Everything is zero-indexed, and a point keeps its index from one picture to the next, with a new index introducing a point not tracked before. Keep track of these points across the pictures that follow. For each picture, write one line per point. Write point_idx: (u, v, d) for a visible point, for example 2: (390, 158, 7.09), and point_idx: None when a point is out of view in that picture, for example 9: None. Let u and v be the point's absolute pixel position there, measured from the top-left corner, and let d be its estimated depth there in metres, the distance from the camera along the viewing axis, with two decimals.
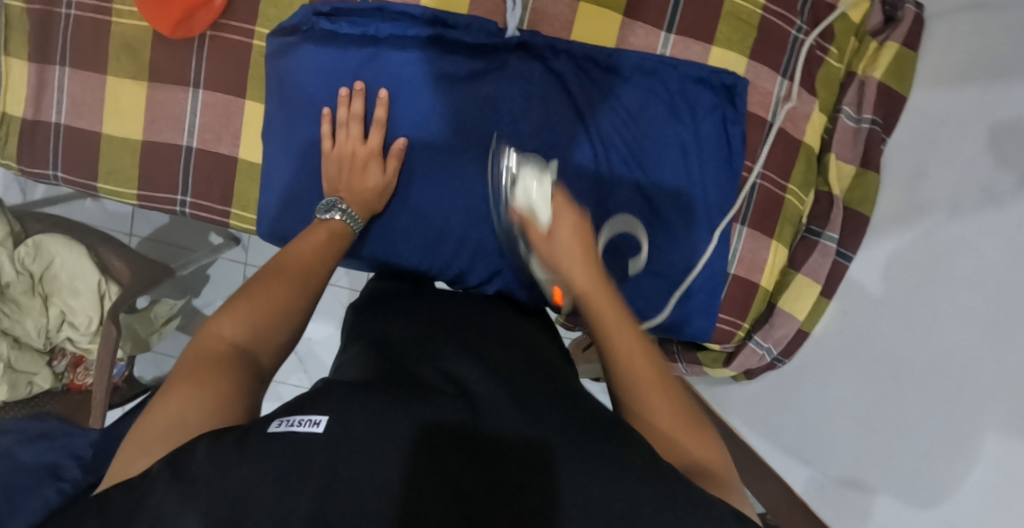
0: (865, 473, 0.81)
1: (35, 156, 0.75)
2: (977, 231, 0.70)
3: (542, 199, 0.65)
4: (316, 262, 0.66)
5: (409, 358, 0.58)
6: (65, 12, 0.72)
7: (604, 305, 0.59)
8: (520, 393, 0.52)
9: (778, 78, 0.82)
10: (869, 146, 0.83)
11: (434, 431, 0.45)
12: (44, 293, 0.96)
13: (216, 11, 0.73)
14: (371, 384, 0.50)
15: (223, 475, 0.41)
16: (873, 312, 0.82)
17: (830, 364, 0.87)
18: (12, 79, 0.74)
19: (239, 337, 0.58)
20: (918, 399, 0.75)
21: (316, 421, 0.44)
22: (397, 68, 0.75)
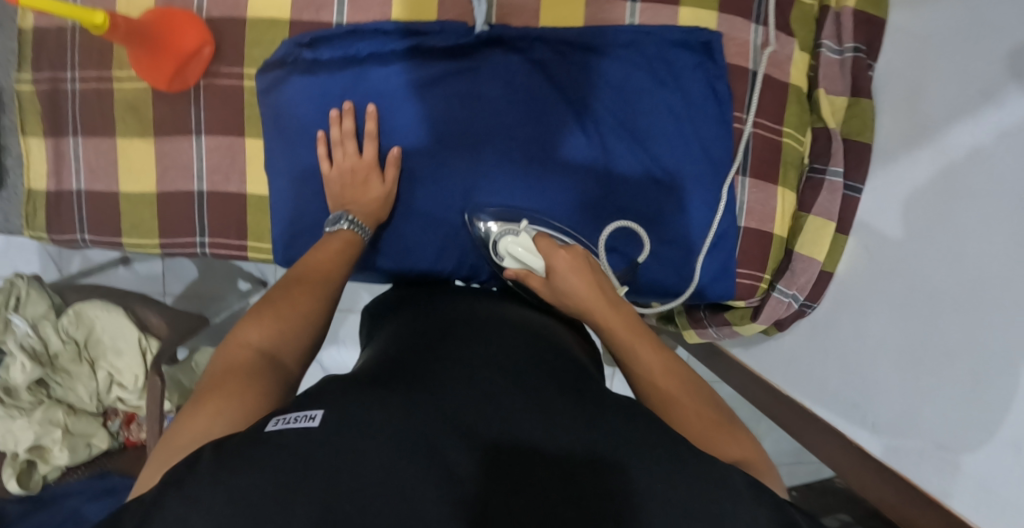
0: (904, 408, 0.77)
1: (62, 223, 0.80)
2: (985, 133, 0.68)
3: (530, 252, 0.72)
4: (334, 269, 0.70)
5: (406, 352, 0.62)
6: (71, 86, 0.77)
7: (621, 334, 0.65)
8: (508, 381, 0.55)
9: (752, 26, 0.82)
10: (857, 75, 0.83)
11: (424, 420, 0.49)
12: (91, 358, 1.01)
13: (206, 59, 0.76)
14: (366, 383, 0.54)
15: (223, 474, 0.44)
16: (898, 239, 0.79)
17: (865, 302, 0.84)
18: (32, 156, 0.79)
19: (265, 343, 0.60)
20: (956, 318, 0.71)
21: (312, 416, 0.48)
22: (380, 83, 0.77)
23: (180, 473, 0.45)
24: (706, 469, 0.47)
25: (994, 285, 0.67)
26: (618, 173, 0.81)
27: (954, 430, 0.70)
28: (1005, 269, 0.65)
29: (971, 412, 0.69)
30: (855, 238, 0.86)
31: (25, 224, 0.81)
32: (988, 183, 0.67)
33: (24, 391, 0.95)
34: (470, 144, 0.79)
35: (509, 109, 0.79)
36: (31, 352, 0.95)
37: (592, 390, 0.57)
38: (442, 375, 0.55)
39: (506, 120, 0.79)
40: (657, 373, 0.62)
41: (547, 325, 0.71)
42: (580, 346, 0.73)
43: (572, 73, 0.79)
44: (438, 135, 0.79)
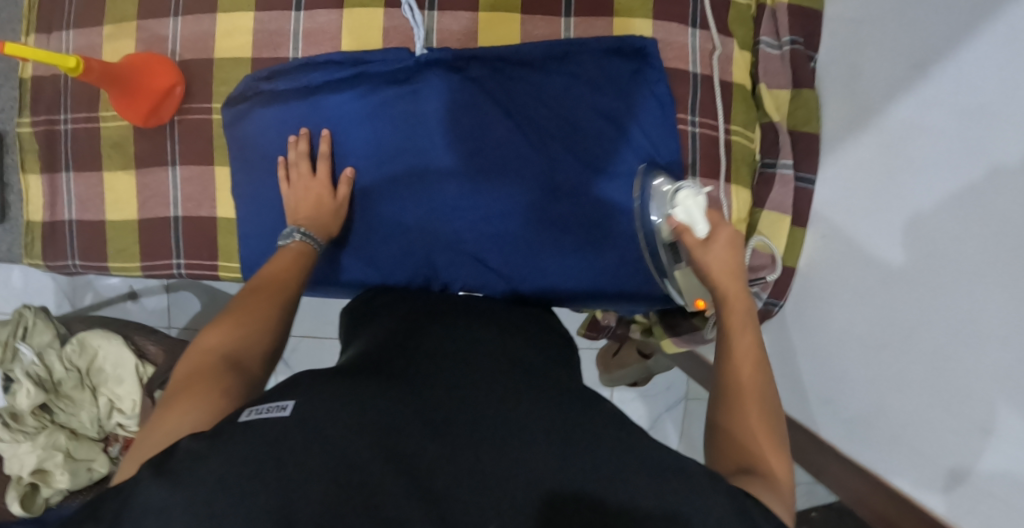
0: (872, 394, 0.74)
1: (57, 251, 0.88)
2: (924, 106, 0.66)
3: (699, 213, 0.68)
4: (289, 279, 0.71)
5: (381, 348, 0.59)
6: (64, 127, 0.86)
7: (736, 315, 0.63)
8: (479, 380, 0.52)
9: (688, 30, 0.84)
10: (797, 66, 0.85)
11: (399, 414, 0.45)
12: (93, 386, 1.08)
13: (178, 97, 0.84)
14: (339, 376, 0.51)
15: (196, 465, 0.40)
16: (848, 217, 0.78)
17: (824, 288, 0.82)
18: (30, 192, 0.88)
19: (227, 347, 0.61)
20: (911, 298, 0.68)
21: (283, 406, 0.45)
22: (333, 108, 0.83)
23: (157, 461, 0.41)
24: (668, 466, 0.45)
25: (946, 262, 0.63)
26: (562, 179, 0.81)
27: (920, 416, 0.67)
28: (957, 239, 0.62)
29: (947, 403, 0.64)
30: (812, 229, 0.85)
31: (25, 253, 0.89)
32: (925, 156, 0.65)
33: (30, 416, 1.03)
34: (418, 159, 0.82)
35: (455, 122, 0.82)
36: (35, 379, 1.04)
37: (557, 385, 0.54)
38: (420, 373, 0.52)
39: (456, 134, 0.82)
40: (745, 363, 0.59)
41: (529, 325, 0.70)
42: (558, 339, 0.70)
43: (513, 87, 0.82)
44: (388, 153, 0.83)
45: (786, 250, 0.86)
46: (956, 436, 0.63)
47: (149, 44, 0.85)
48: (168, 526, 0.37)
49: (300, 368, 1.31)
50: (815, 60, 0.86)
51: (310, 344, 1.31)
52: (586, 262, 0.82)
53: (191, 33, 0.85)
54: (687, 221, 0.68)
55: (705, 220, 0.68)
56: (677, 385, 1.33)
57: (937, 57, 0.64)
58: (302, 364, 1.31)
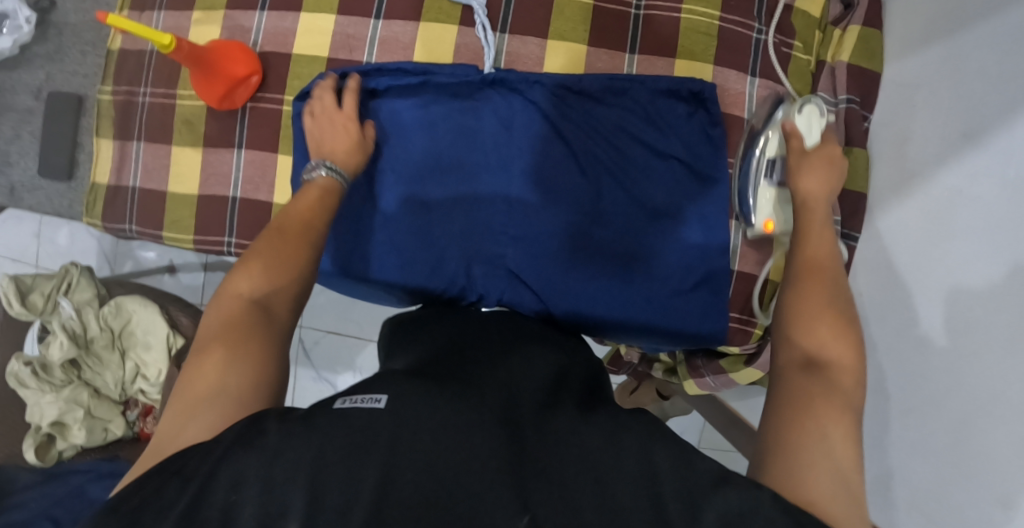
0: (897, 458, 0.74)
1: (116, 214, 0.91)
2: (969, 176, 0.68)
3: (816, 125, 0.77)
4: (314, 217, 0.70)
5: (455, 355, 0.61)
6: (142, 99, 0.90)
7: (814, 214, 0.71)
8: (550, 399, 0.54)
9: (747, 79, 0.87)
10: (850, 125, 0.87)
11: (481, 417, 0.47)
12: (122, 348, 1.12)
13: (253, 86, 0.87)
14: (424, 377, 0.53)
15: (289, 441, 0.42)
16: (890, 282, 0.79)
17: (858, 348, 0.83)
18: (101, 156, 0.92)
19: (257, 293, 0.60)
20: (945, 363, 0.69)
21: (377, 398, 0.47)
22: (394, 113, 0.85)
23: (251, 432, 0.43)
24: (720, 473, 0.43)
25: (973, 327, 0.65)
26: (604, 208, 0.83)
27: (941, 482, 0.67)
28: (987, 303, 0.63)
29: (967, 472, 0.64)
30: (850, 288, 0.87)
31: (85, 212, 0.93)
32: (962, 223, 0.68)
33: (58, 369, 1.07)
34: (471, 172, 0.84)
35: (509, 141, 0.84)
36: (70, 333, 1.08)
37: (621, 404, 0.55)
38: (498, 383, 0.54)
39: (512, 153, 0.84)
40: (820, 259, 0.65)
41: (589, 357, 0.71)
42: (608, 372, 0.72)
43: (570, 113, 0.84)
44: (442, 162, 0.85)
45: None
46: (973, 505, 0.63)
47: (232, 33, 0.89)
48: (261, 496, 0.40)
49: (319, 362, 1.34)
50: (868, 119, 0.88)
51: (334, 341, 1.34)
52: (625, 294, 0.82)
53: (274, 28, 0.88)
54: (802, 128, 0.77)
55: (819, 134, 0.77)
56: (690, 431, 1.31)
57: (990, 128, 0.66)
58: (322, 359, 1.34)
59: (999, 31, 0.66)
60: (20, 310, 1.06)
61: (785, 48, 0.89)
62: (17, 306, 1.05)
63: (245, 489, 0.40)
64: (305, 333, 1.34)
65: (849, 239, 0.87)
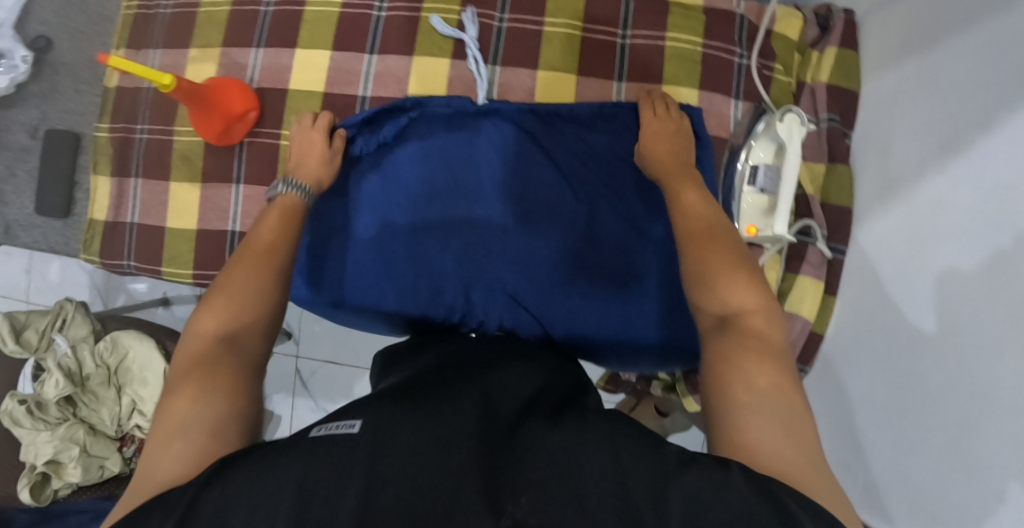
0: (893, 463, 0.76)
1: (114, 250, 0.91)
2: (950, 186, 0.71)
3: (795, 133, 0.82)
4: (275, 237, 0.72)
5: (436, 373, 0.63)
6: (139, 136, 0.91)
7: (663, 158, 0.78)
8: (527, 408, 0.56)
9: (732, 101, 0.91)
10: (833, 142, 0.90)
11: (452, 429, 0.49)
12: (118, 384, 1.12)
13: (251, 121, 0.88)
14: (400, 397, 0.55)
15: (267, 470, 0.44)
16: (879, 293, 0.82)
17: (852, 358, 0.85)
18: (98, 192, 0.92)
19: (223, 327, 0.61)
20: (936, 367, 0.71)
21: (351, 424, 0.49)
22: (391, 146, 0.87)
23: (231, 465, 0.46)
24: (687, 455, 0.46)
25: (963, 330, 0.67)
26: (596, 229, 0.84)
27: (938, 484, 0.69)
28: (973, 306, 0.65)
29: (965, 472, 0.65)
30: (841, 298, 0.90)
31: (82, 248, 0.92)
32: (946, 230, 0.71)
33: (53, 406, 1.06)
34: (456, 202, 0.86)
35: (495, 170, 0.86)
36: (66, 371, 1.07)
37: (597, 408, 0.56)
38: (474, 393, 0.56)
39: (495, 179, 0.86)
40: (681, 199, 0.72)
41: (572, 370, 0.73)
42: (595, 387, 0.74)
43: (552, 141, 0.87)
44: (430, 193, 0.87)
45: (815, 319, 0.91)
46: (972, 503, 0.64)
47: (229, 69, 0.90)
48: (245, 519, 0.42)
49: (316, 392, 1.34)
50: (850, 136, 0.91)
51: (332, 370, 1.34)
52: (620, 313, 0.83)
53: (270, 64, 0.90)
54: (784, 136, 0.83)
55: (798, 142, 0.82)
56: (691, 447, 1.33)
57: (968, 141, 0.69)
58: (319, 388, 1.34)
59: (971, 48, 0.70)
60: (14, 347, 1.06)
61: (766, 71, 0.92)
62: (12, 343, 1.06)
63: (231, 514, 0.43)
64: (301, 362, 1.35)
65: (836, 252, 0.88)
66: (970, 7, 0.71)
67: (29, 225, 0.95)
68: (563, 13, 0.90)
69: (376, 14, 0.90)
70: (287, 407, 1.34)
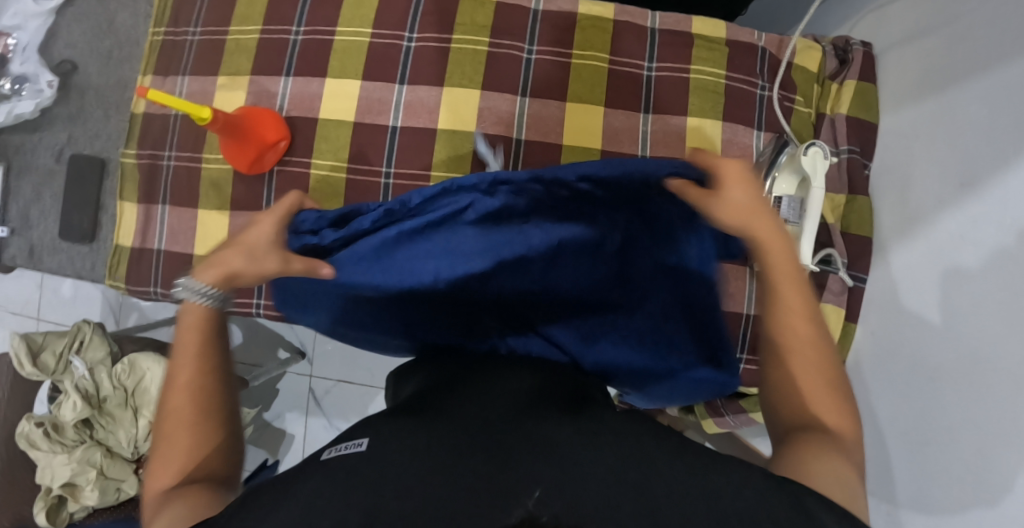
0: (914, 489, 0.78)
1: (141, 277, 0.91)
2: (970, 223, 0.73)
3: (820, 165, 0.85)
4: (186, 354, 0.64)
5: (440, 384, 0.69)
6: (167, 163, 0.91)
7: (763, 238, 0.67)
8: (518, 402, 0.63)
9: (755, 132, 0.93)
10: (853, 174, 0.92)
11: (451, 439, 0.56)
12: (135, 406, 1.10)
13: (281, 150, 0.89)
14: (399, 412, 0.62)
15: (291, 493, 0.52)
16: (899, 321, 0.84)
17: (871, 385, 0.88)
18: (124, 218, 0.92)
19: (174, 475, 0.59)
20: (958, 397, 0.72)
21: (359, 443, 0.56)
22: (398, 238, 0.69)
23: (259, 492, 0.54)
24: (692, 465, 0.53)
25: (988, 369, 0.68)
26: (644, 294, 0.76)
27: (959, 508, 0.71)
28: (994, 337, 0.67)
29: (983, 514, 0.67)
30: (861, 326, 0.92)
31: (107, 274, 0.92)
32: (969, 264, 0.72)
33: (70, 429, 1.04)
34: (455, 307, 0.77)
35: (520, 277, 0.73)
36: (83, 393, 1.05)
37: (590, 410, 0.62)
38: (465, 400, 0.63)
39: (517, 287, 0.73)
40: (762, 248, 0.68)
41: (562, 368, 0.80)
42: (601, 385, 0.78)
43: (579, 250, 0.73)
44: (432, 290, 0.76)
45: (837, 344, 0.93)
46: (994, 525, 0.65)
47: (258, 97, 0.91)
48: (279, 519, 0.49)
49: (330, 411, 1.34)
50: (868, 167, 0.93)
51: (346, 389, 1.34)
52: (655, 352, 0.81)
53: (300, 92, 0.91)
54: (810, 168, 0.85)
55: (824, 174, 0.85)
56: None
57: (987, 178, 0.71)
58: (333, 407, 1.34)
59: (988, 88, 0.72)
60: (32, 369, 1.04)
61: (788, 101, 0.96)
62: (30, 365, 1.04)
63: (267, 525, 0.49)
64: (315, 382, 1.35)
65: (857, 280, 0.91)
66: (983, 54, 0.73)
67: (54, 250, 0.93)
68: (590, 46, 0.93)
69: (406, 44, 0.92)
70: (300, 426, 1.34)
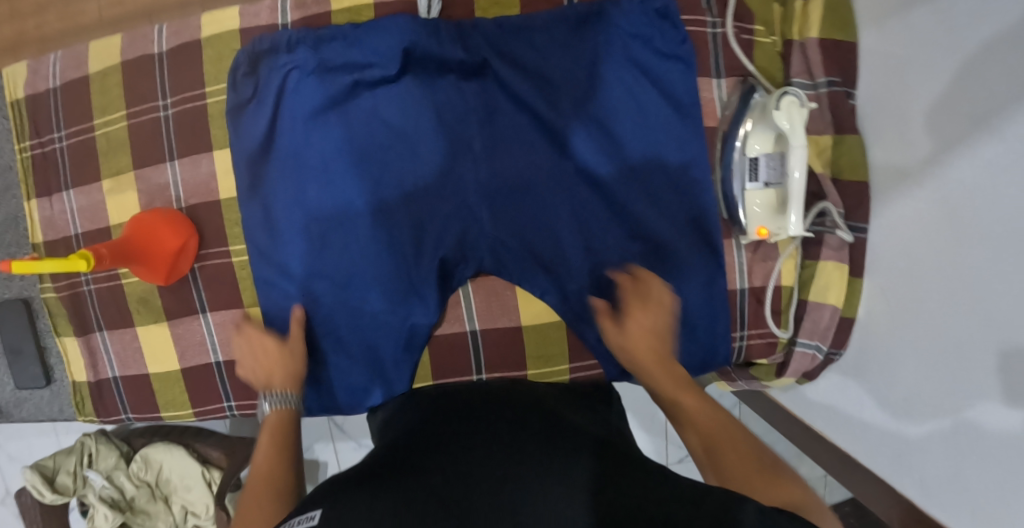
0: (944, 405, 0.67)
1: (108, 407, 0.88)
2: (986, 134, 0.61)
3: (789, 121, 0.74)
4: (276, 435, 0.69)
5: (413, 439, 0.65)
6: (87, 289, 0.84)
7: (655, 371, 0.71)
8: (499, 452, 0.60)
9: (713, 82, 0.83)
10: (836, 108, 0.80)
11: (426, 512, 0.53)
12: (164, 495, 1.12)
13: (193, 249, 0.81)
14: (362, 474, 0.58)
15: None
16: (912, 228, 0.73)
17: (895, 304, 0.77)
18: (69, 354, 0.87)
19: None
20: (984, 307, 0.63)
21: (312, 516, 0.53)
22: (366, 51, 0.80)
23: None
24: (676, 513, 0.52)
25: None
26: (587, 195, 0.83)
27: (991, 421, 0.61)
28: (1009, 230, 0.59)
29: (915, 431, 0.71)
30: (870, 279, 0.82)
31: (77, 411, 0.89)
32: (983, 161, 0.61)
33: None
34: (405, 169, 0.81)
35: (452, 156, 0.82)
36: (110, 501, 1.07)
37: (574, 448, 0.61)
38: (437, 456, 0.60)
39: (488, 171, 0.82)
40: (693, 411, 0.67)
41: (552, 394, 0.77)
42: (574, 397, 0.77)
43: (552, 60, 0.82)
44: (353, 108, 0.80)
45: (844, 304, 0.85)
46: None
47: (151, 193, 0.82)
48: None
49: (355, 433, 1.35)
50: (852, 96, 0.81)
51: None
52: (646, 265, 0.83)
53: (193, 176, 0.82)
54: (786, 123, 0.75)
55: (803, 129, 0.75)
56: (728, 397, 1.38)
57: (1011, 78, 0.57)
58: (356, 427, 1.35)
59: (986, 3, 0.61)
60: (53, 496, 1.05)
61: (745, 34, 0.83)
62: (50, 493, 1.05)
63: None
64: None
65: (857, 233, 0.81)
66: None
67: (19, 401, 0.91)
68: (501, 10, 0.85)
69: None
70: (331, 453, 1.37)
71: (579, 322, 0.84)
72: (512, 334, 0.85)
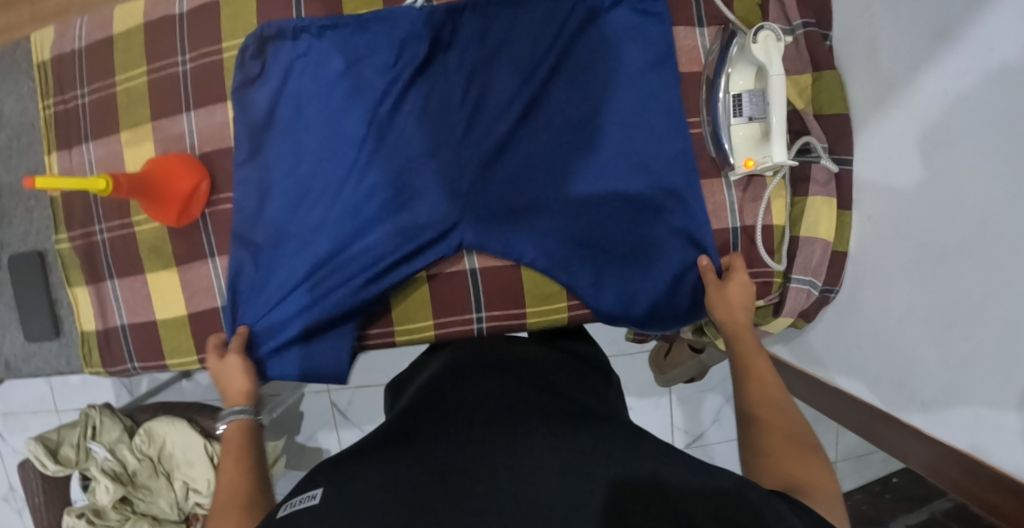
0: (944, 372, 0.71)
1: (114, 356, 0.89)
2: (951, 77, 0.67)
3: (766, 54, 0.79)
4: (240, 445, 0.71)
5: (409, 408, 0.66)
6: (100, 237, 0.88)
7: (744, 344, 0.75)
8: (492, 416, 0.61)
9: (696, 31, 0.89)
10: (813, 49, 0.86)
11: (425, 476, 0.53)
12: (166, 470, 1.10)
13: (204, 193, 0.84)
14: (360, 450, 0.59)
15: None
16: (896, 190, 0.78)
17: (882, 270, 0.81)
18: (79, 304, 0.90)
19: None
20: (974, 268, 0.67)
21: (313, 495, 0.53)
22: (363, 25, 0.84)
23: None
24: (665, 456, 0.55)
25: (1011, 224, 0.62)
26: (584, 140, 0.84)
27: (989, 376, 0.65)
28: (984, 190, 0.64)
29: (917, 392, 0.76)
30: (858, 211, 0.86)
31: (84, 363, 0.91)
32: (951, 105, 0.67)
33: (112, 511, 1.06)
34: (403, 124, 0.84)
35: (449, 106, 0.84)
36: (111, 474, 1.06)
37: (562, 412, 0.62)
38: (432, 428, 0.61)
39: (487, 120, 0.84)
40: (762, 379, 0.71)
41: (545, 356, 0.79)
42: (568, 359, 0.80)
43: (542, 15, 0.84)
44: (354, 76, 0.84)
45: (835, 237, 0.87)
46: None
47: (167, 143, 0.87)
48: None
49: (359, 420, 1.34)
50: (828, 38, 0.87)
51: (366, 394, 1.33)
52: (639, 210, 0.83)
53: (207, 126, 0.86)
54: (763, 58, 0.79)
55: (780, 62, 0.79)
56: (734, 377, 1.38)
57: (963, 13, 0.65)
58: (359, 414, 1.34)
59: None
60: (56, 467, 1.06)
61: None
62: (52, 464, 1.06)
63: None
64: (335, 396, 1.34)
65: (843, 165, 0.85)
66: None
67: (28, 356, 0.92)
68: None
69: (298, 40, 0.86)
70: (335, 440, 1.36)
71: (581, 266, 0.84)
72: (510, 274, 0.87)
